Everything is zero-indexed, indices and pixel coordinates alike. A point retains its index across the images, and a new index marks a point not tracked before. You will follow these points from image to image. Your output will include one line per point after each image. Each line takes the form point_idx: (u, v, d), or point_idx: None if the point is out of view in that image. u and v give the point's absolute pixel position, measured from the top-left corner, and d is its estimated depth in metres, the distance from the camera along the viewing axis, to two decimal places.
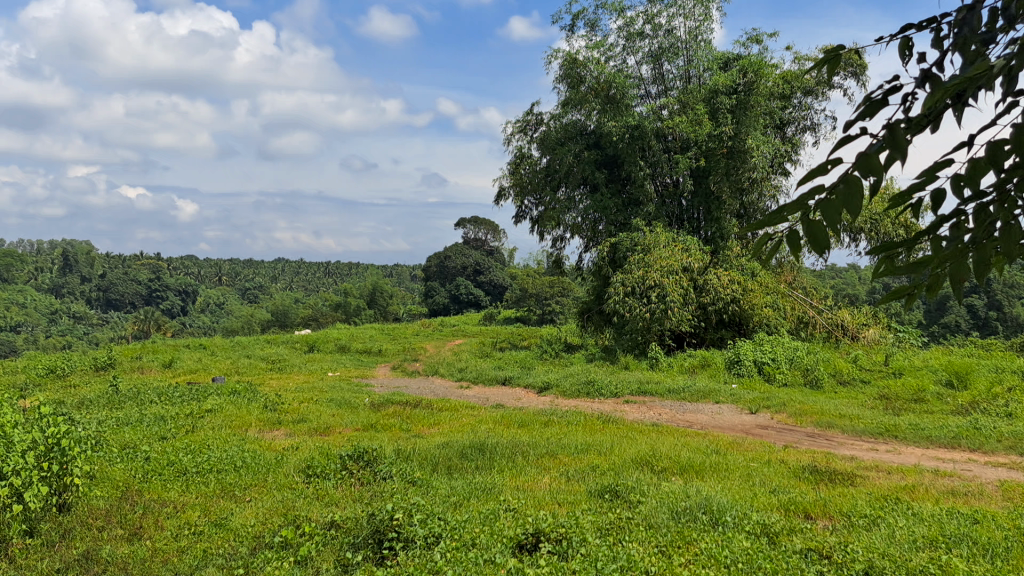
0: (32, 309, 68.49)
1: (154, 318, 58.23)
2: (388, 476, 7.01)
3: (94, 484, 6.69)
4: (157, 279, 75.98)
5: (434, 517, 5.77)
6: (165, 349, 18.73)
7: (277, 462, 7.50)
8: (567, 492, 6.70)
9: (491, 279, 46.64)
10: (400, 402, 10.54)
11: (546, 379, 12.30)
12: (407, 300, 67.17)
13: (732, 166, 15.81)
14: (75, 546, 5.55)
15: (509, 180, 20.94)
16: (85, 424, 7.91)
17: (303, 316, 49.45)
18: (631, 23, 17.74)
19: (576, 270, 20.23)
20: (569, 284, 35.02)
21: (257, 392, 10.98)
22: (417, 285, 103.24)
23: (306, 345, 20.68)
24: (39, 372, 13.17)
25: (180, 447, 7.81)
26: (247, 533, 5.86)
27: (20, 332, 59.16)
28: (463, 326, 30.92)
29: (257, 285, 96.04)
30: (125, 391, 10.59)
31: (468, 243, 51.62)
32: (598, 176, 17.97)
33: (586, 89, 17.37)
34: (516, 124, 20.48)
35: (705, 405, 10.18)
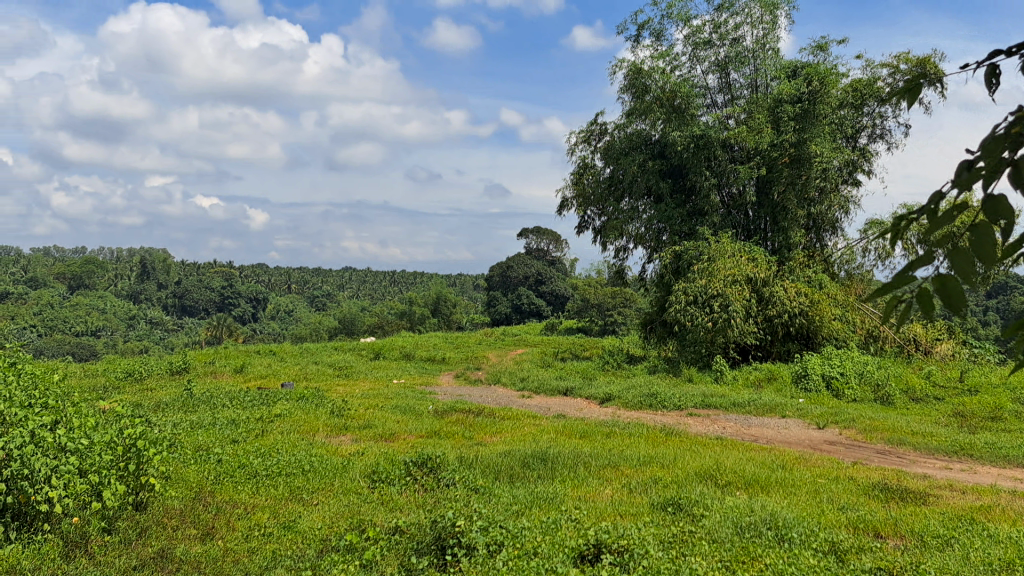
0: (110, 313, 70.96)
1: (224, 325, 59.67)
2: (450, 484, 7.08)
3: (169, 484, 6.90)
4: (227, 286, 77.83)
5: (496, 525, 5.80)
6: (236, 354, 19.21)
7: (343, 467, 7.62)
8: (630, 504, 6.67)
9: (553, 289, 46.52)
10: (464, 410, 10.62)
11: (608, 390, 12.24)
12: (469, 309, 67.52)
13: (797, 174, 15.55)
14: (150, 544, 5.74)
15: (572, 189, 20.94)
16: (160, 425, 8.16)
17: (367, 325, 50.15)
18: (698, 32, 17.63)
19: (639, 282, 20.08)
20: (632, 295, 34.76)
21: (325, 398, 11.18)
22: (478, 294, 103.57)
23: (372, 352, 20.99)
24: (117, 376, 13.62)
25: (250, 450, 8.00)
26: (314, 536, 5.99)
27: (99, 337, 61.44)
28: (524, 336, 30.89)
29: (325, 293, 97.63)
30: (199, 395, 10.87)
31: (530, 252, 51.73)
32: (662, 185, 17.87)
33: (651, 99, 17.35)
34: (580, 134, 20.48)
35: (771, 419, 10.04)
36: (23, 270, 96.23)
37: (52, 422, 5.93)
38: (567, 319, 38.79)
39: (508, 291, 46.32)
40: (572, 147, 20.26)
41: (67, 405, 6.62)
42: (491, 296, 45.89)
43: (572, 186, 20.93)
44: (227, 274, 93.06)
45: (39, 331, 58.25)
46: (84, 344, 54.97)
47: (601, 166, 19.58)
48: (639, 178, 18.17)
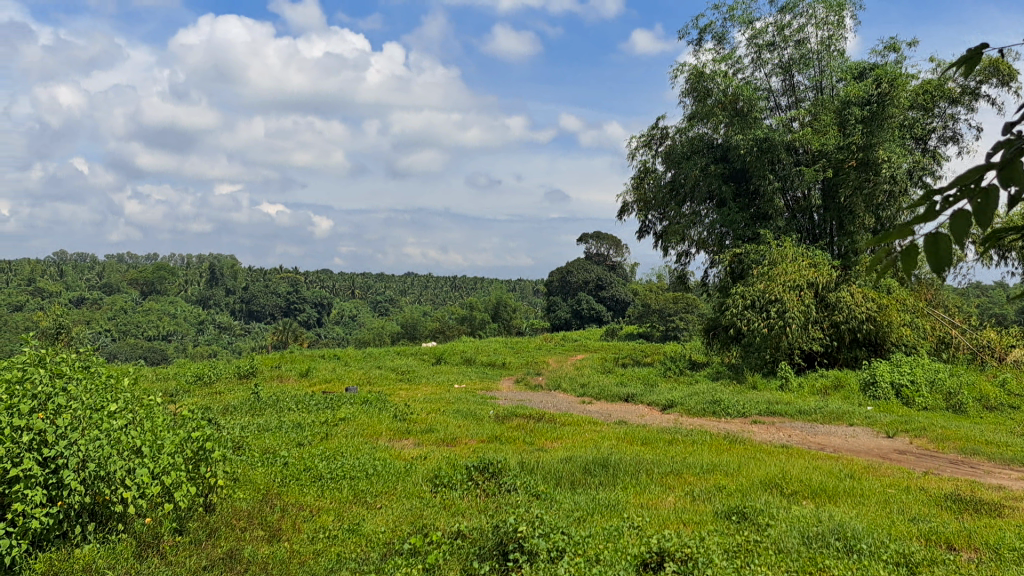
0: (181, 318, 72.93)
1: (291, 330, 60.93)
2: (512, 489, 7.09)
3: (238, 485, 7.06)
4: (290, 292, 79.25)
5: (558, 531, 5.78)
6: (301, 359, 19.57)
7: (406, 471, 7.71)
8: (693, 512, 6.59)
9: (614, 294, 46.09)
10: (525, 416, 10.61)
11: (670, 397, 12.13)
12: (528, 314, 67.47)
13: (864, 179, 15.23)
14: (220, 545, 5.87)
15: (633, 194, 20.81)
16: (229, 428, 8.33)
17: (429, 330, 50.57)
18: (761, 34, 17.46)
19: (701, 287, 19.83)
20: (695, 300, 34.36)
21: (388, 402, 11.29)
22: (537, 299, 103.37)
23: (434, 357, 21.17)
24: (188, 379, 13.98)
25: (315, 453, 8.12)
26: (377, 539, 6.05)
27: (169, 341, 63.14)
28: (584, 341, 30.76)
29: (385, 298, 98.58)
30: (266, 398, 11.08)
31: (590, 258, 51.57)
32: (725, 190, 17.65)
33: (713, 102, 17.32)
34: (641, 138, 20.36)
35: (838, 427, 9.83)
36: (97, 275, 99.45)
37: (125, 425, 6.11)
38: (628, 325, 38.48)
39: (567, 296, 46.22)
40: (633, 152, 20.14)
41: (139, 406, 6.79)
42: (551, 301, 45.84)
43: (633, 190, 20.81)
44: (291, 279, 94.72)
45: (114, 335, 60.19)
46: (157, 348, 56.59)
47: (662, 170, 19.45)
48: (700, 182, 17.99)
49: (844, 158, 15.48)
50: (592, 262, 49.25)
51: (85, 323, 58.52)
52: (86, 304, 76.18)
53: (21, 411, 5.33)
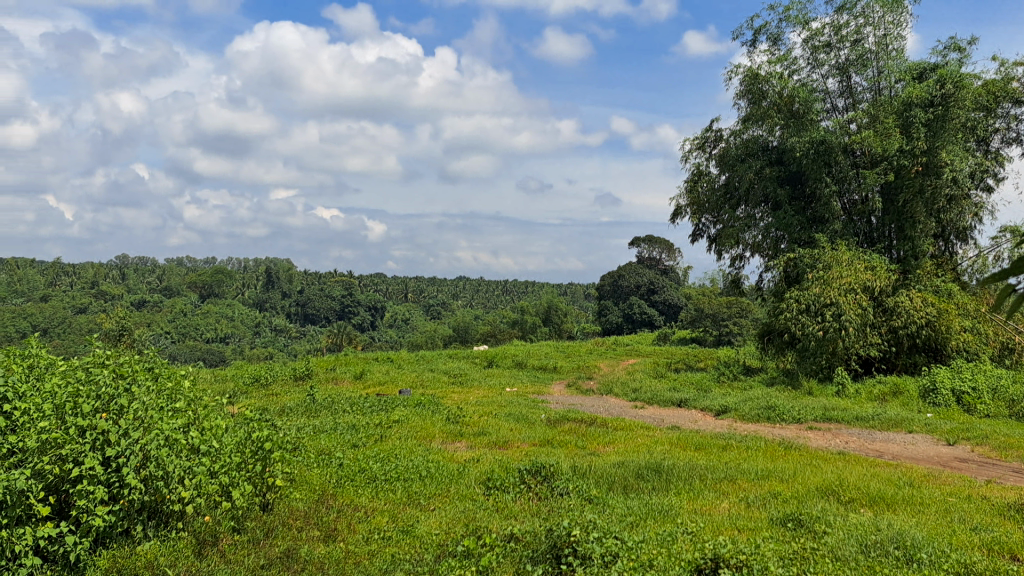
0: (237, 321, 74.34)
1: (344, 334, 61.80)
2: (564, 493, 7.08)
3: (294, 486, 7.15)
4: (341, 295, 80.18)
5: (611, 535, 5.75)
6: (355, 361, 19.81)
7: (459, 473, 7.73)
8: (748, 518, 6.52)
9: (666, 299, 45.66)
10: (577, 419, 10.60)
11: (724, 402, 12.00)
12: (578, 318, 67.23)
13: (926, 183, 14.96)
14: (277, 544, 5.94)
15: (685, 198, 20.66)
16: (287, 429, 8.45)
17: (479, 334, 50.80)
18: (817, 35, 17.28)
19: (755, 291, 19.59)
20: (749, 305, 33.98)
21: (440, 405, 11.34)
22: (587, 303, 102.93)
23: (485, 360, 21.24)
24: (246, 381, 14.25)
25: (370, 455, 8.20)
26: (431, 541, 6.09)
27: (223, 343, 64.39)
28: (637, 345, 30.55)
29: (435, 301, 98.97)
30: (322, 400, 11.23)
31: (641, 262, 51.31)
32: (780, 193, 17.45)
33: (768, 104, 17.25)
34: (694, 141, 20.23)
35: (897, 434, 9.64)
36: (156, 279, 101.90)
37: (185, 425, 6.21)
38: (681, 329, 38.06)
39: (618, 300, 46.00)
40: (686, 154, 20.01)
41: (199, 407, 6.91)
42: (602, 305, 45.66)
43: (686, 193, 20.65)
44: (342, 283, 95.76)
45: (171, 338, 61.71)
46: (214, 350, 57.86)
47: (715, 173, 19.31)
48: (756, 186, 17.87)
49: (907, 163, 15.29)
50: (643, 266, 48.90)
51: (144, 326, 60.17)
52: (146, 308, 78.24)
53: (85, 411, 5.44)
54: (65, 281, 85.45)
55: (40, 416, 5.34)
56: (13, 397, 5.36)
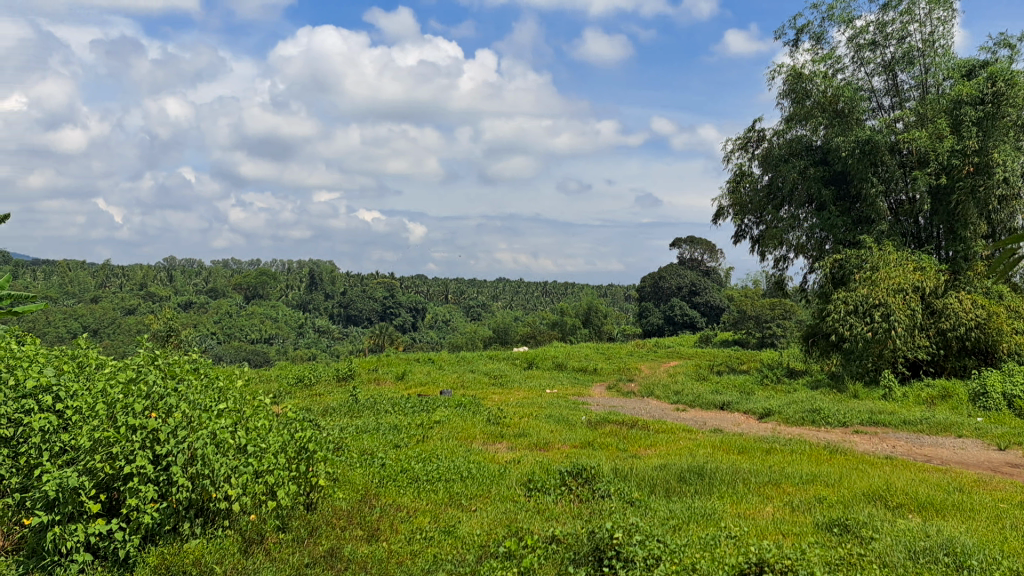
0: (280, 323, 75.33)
1: (385, 335, 62.31)
2: (606, 495, 7.06)
3: (337, 486, 7.22)
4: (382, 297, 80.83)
5: (653, 539, 5.72)
6: (396, 362, 19.95)
7: (500, 475, 7.75)
8: (793, 523, 6.44)
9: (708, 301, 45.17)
10: (618, 421, 10.57)
11: (768, 405, 11.89)
12: (619, 321, 66.89)
13: (978, 184, 14.66)
14: (321, 543, 6.01)
15: (727, 198, 20.49)
16: (330, 429, 8.55)
17: (519, 336, 50.87)
18: (862, 33, 17.06)
19: (799, 293, 19.34)
20: (793, 307, 33.58)
21: (481, 405, 11.40)
22: (628, 306, 102.33)
23: (525, 361, 21.30)
24: (290, 381, 14.44)
25: (412, 455, 8.27)
26: (473, 541, 6.11)
27: (266, 344, 65.25)
28: (678, 347, 30.37)
29: (475, 303, 99.21)
30: (365, 400, 11.33)
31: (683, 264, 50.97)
32: (824, 194, 17.23)
33: (812, 104, 17.16)
34: (736, 141, 20.06)
35: (946, 439, 9.45)
36: (201, 281, 103.68)
37: (233, 424, 6.30)
38: (723, 331, 37.72)
39: (660, 302, 45.74)
40: (729, 155, 19.83)
41: (245, 407, 7.00)
42: (643, 307, 45.44)
43: (728, 194, 20.47)
44: (382, 284, 96.49)
45: (216, 338, 62.79)
46: (258, 351, 58.74)
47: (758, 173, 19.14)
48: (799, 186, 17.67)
49: (957, 163, 14.88)
50: (685, 268, 48.55)
51: (190, 327, 61.30)
52: (192, 309, 79.68)
53: (136, 410, 5.53)
54: (114, 283, 87.40)
55: (92, 415, 5.46)
56: (65, 397, 5.60)
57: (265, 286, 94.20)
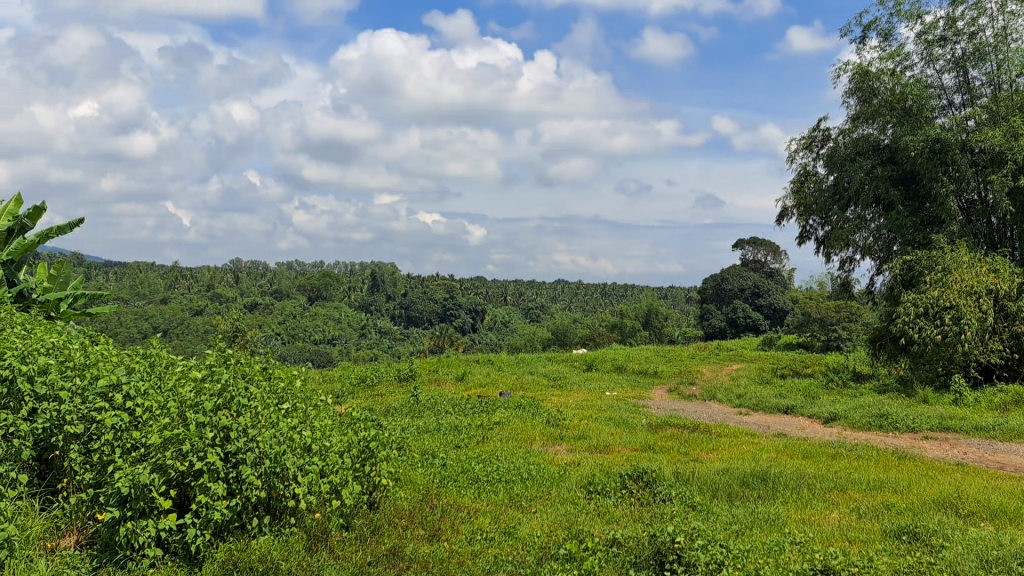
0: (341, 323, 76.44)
1: (445, 336, 62.74)
2: (667, 499, 7.00)
3: (399, 485, 7.31)
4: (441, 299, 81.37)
5: (716, 543, 5.64)
6: (456, 363, 20.10)
7: (560, 477, 7.75)
8: (859, 529, 6.31)
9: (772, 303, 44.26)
10: (678, 425, 10.47)
11: (834, 410, 11.65)
12: (680, 324, 66.13)
13: None
14: (383, 542, 6.08)
15: (791, 199, 20.16)
16: (392, 429, 8.65)
17: (578, 338, 50.74)
18: (931, 29, 16.65)
19: (866, 295, 18.91)
20: (859, 309, 32.74)
21: (541, 407, 11.42)
22: (688, 307, 101.10)
23: (585, 363, 21.25)
24: (353, 381, 14.66)
25: (472, 456, 8.32)
26: (533, 543, 6.12)
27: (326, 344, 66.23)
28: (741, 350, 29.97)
29: (532, 303, 99.34)
30: (425, 401, 11.43)
31: (745, 265, 50.23)
32: (892, 193, 16.84)
33: (879, 101, 16.86)
34: (801, 140, 19.70)
35: (1021, 446, 9.14)
36: (264, 283, 105.85)
37: (300, 423, 6.40)
38: (787, 333, 37.10)
39: (721, 304, 45.23)
40: (793, 155, 19.51)
41: (309, 406, 7.11)
42: (705, 309, 44.99)
43: (792, 194, 20.14)
44: (441, 286, 97.16)
45: (281, 338, 64.13)
46: (321, 351, 59.76)
47: (824, 173, 18.79)
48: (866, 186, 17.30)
49: None
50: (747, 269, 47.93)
51: (254, 327, 62.64)
52: (256, 310, 81.38)
53: (206, 408, 5.65)
54: (182, 283, 89.80)
55: (163, 413, 5.60)
56: (136, 395, 5.75)
57: (326, 287, 95.77)
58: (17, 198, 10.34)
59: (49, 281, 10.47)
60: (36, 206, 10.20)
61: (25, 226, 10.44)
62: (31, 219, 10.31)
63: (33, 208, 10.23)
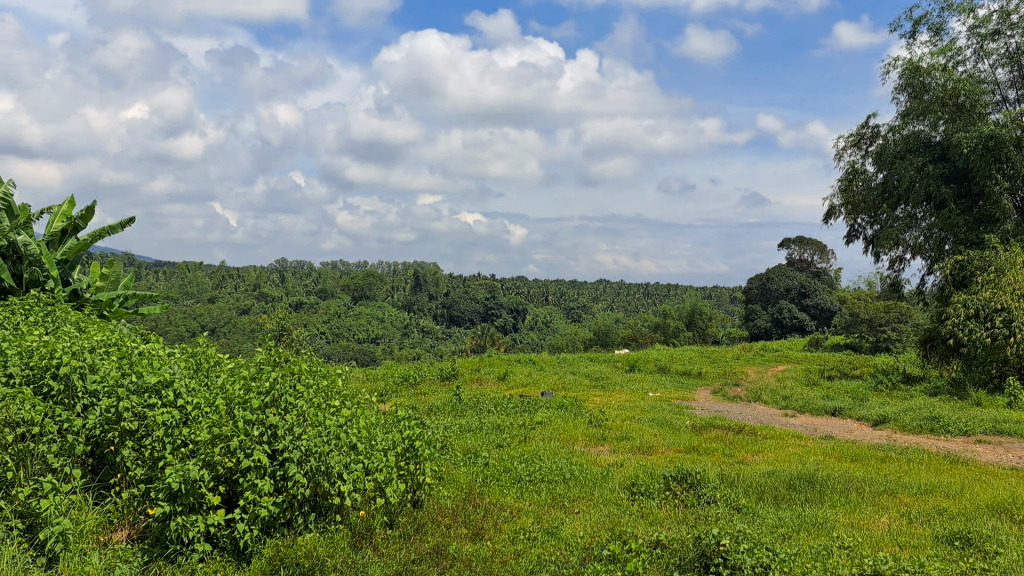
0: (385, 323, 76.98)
1: (488, 336, 62.85)
2: (711, 501, 6.93)
3: (443, 483, 7.35)
4: (484, 300, 81.47)
5: (762, 547, 5.55)
6: (498, 362, 20.11)
7: (603, 477, 7.71)
8: (909, 534, 6.18)
9: (819, 302, 43.33)
10: (723, 427, 10.36)
11: (883, 412, 11.44)
12: (725, 326, 65.27)
13: None
14: (426, 540, 6.10)
15: (839, 198, 19.84)
16: (434, 427, 8.68)
17: (620, 338, 50.46)
18: (983, 23, 16.29)
19: (916, 295, 18.52)
20: (910, 311, 32.02)
21: (583, 407, 11.38)
22: (731, 308, 99.87)
23: (627, 364, 21.11)
24: (397, 380, 14.74)
25: (515, 455, 8.32)
26: (576, 543, 6.09)
27: (368, 344, 66.72)
28: (786, 351, 29.61)
29: (574, 303, 99.09)
30: (467, 400, 11.45)
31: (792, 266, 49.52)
32: (944, 191, 16.50)
33: (930, 98, 16.55)
34: (848, 138, 19.37)
35: None
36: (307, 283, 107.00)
37: (346, 421, 6.44)
38: (835, 334, 36.48)
39: (767, 304, 44.66)
40: (841, 152, 19.19)
41: (355, 404, 7.16)
42: (750, 309, 44.52)
43: (840, 193, 19.82)
44: (483, 287, 97.31)
45: (324, 338, 64.80)
46: (363, 351, 60.25)
47: (873, 171, 18.46)
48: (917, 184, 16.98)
49: None
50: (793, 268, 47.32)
51: (299, 327, 63.39)
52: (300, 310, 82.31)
53: (254, 406, 5.73)
54: (228, 283, 91.17)
55: (212, 410, 5.71)
56: (186, 392, 5.86)
57: (369, 286, 96.58)
58: (70, 199, 10.60)
59: (101, 280, 10.70)
60: (89, 207, 10.41)
61: (78, 226, 10.67)
62: (84, 219, 10.53)
63: (85, 209, 10.45)
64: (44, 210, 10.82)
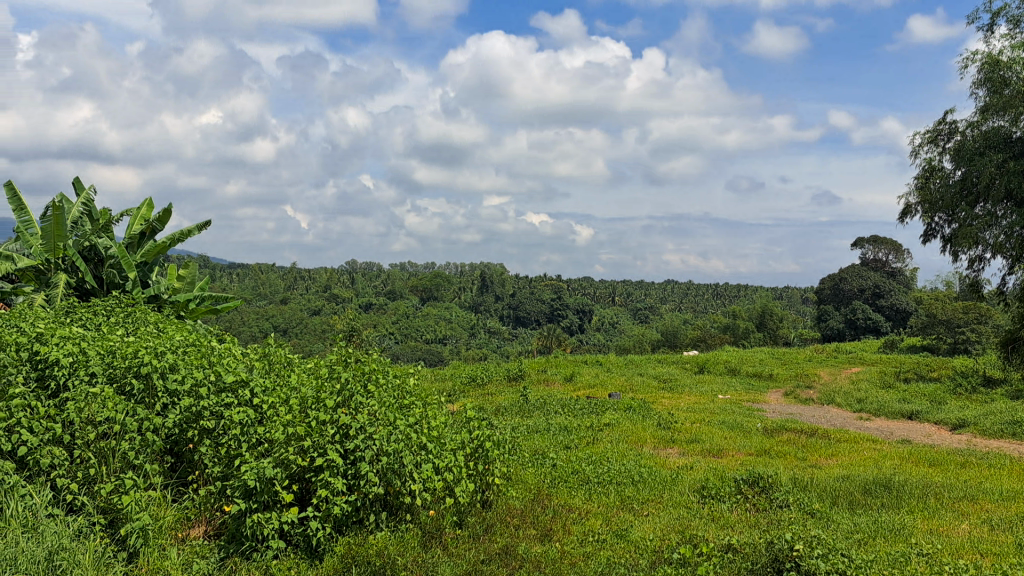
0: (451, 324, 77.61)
1: (554, 336, 62.89)
2: (784, 505, 6.84)
3: (511, 484, 7.39)
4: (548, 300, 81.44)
5: (837, 551, 5.43)
6: (565, 363, 20.14)
7: (673, 480, 7.66)
8: (992, 542, 6.00)
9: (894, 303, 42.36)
10: (796, 430, 10.20)
11: (962, 416, 11.13)
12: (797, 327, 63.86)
13: None
14: (495, 540, 6.15)
15: (915, 196, 19.31)
16: (504, 428, 8.75)
17: (688, 339, 50.02)
18: None
19: (996, 295, 17.89)
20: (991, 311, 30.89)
21: (651, 409, 11.33)
22: (802, 308, 97.72)
23: (695, 365, 20.92)
24: (465, 381, 14.87)
25: (582, 457, 8.32)
26: (646, 546, 6.05)
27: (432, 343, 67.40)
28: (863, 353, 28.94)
29: (639, 304, 98.29)
30: (535, 401, 11.49)
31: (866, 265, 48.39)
32: None
33: (1011, 92, 16.00)
34: (925, 134, 18.85)
35: None
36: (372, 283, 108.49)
37: (418, 421, 6.50)
38: (911, 336, 35.52)
39: (840, 305, 43.73)
40: (917, 149, 18.67)
41: (426, 405, 7.24)
42: (822, 310, 43.66)
43: (915, 191, 19.29)
44: (547, 288, 97.25)
45: (391, 338, 65.71)
46: (429, 351, 60.90)
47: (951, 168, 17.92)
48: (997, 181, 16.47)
49: None
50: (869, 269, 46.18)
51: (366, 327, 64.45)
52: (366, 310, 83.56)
53: (327, 406, 5.82)
54: (297, 283, 93.06)
55: (286, 409, 5.82)
56: (261, 392, 5.99)
57: (435, 287, 97.39)
58: (148, 203, 10.94)
59: (179, 282, 11.04)
60: (165, 210, 10.73)
61: (157, 228, 11.01)
62: (162, 221, 10.86)
63: (162, 211, 10.78)
64: (124, 213, 11.22)
